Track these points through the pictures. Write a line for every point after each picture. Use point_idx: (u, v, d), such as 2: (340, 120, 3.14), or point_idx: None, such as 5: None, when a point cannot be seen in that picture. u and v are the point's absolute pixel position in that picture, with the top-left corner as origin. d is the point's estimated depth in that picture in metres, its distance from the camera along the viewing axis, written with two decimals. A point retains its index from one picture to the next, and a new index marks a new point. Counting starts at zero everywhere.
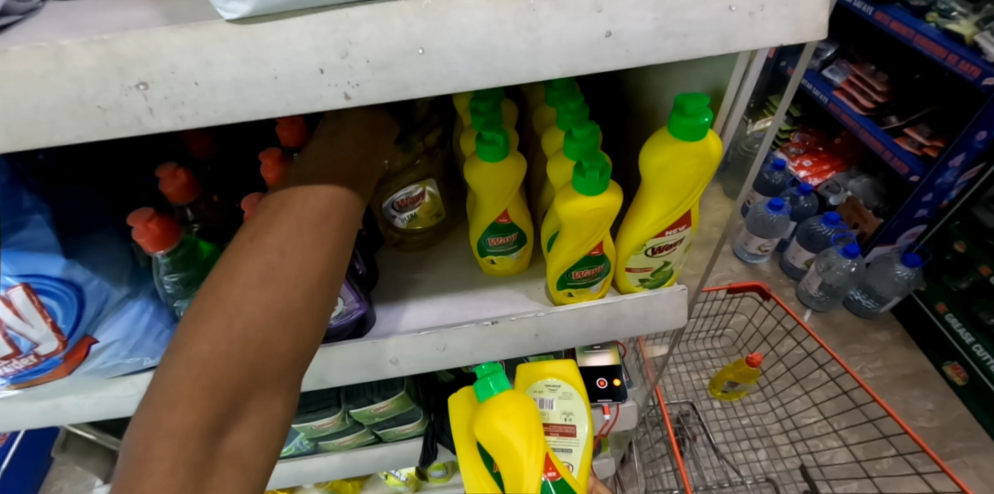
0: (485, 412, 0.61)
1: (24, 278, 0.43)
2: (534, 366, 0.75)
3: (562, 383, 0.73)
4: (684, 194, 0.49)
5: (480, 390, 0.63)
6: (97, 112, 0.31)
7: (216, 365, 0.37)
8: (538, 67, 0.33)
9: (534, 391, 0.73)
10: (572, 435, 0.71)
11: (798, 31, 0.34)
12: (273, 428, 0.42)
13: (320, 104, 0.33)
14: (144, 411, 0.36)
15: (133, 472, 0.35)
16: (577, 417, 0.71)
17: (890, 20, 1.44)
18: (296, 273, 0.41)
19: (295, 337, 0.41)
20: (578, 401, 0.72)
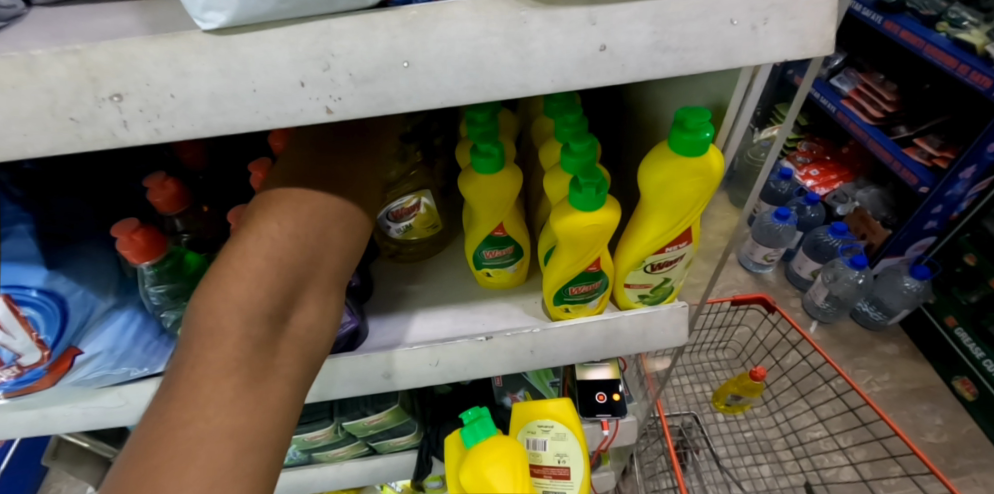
0: (470, 459, 0.64)
1: (5, 289, 0.42)
2: (533, 405, 0.75)
3: (556, 423, 0.74)
4: (684, 211, 0.48)
5: (468, 435, 0.66)
6: (69, 124, 0.30)
7: (269, 267, 0.39)
8: (528, 81, 0.32)
9: (527, 431, 0.74)
10: (565, 478, 0.73)
11: (803, 46, 0.32)
12: (320, 345, 0.43)
13: (301, 118, 0.32)
14: (200, 314, 0.38)
15: (191, 371, 0.36)
16: (571, 459, 0.73)
17: (900, 29, 1.42)
18: (337, 189, 0.44)
19: (337, 246, 0.43)
20: (571, 441, 0.74)
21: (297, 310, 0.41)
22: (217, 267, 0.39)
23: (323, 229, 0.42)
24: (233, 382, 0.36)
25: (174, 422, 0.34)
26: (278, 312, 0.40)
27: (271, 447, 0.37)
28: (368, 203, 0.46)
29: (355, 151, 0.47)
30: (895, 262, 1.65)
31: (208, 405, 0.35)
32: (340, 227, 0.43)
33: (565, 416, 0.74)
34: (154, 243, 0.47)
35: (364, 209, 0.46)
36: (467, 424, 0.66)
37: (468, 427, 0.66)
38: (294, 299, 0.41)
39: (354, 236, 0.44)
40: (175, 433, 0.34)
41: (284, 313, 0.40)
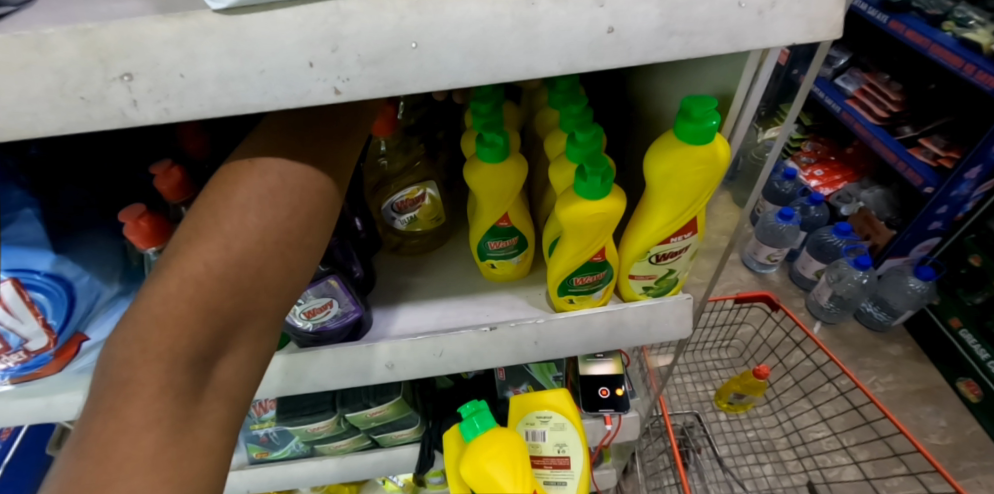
0: (470, 453, 0.64)
1: (14, 273, 0.43)
2: (531, 396, 0.75)
3: (554, 414, 0.74)
4: (689, 201, 0.48)
5: (466, 429, 0.65)
6: (80, 103, 0.30)
7: (192, 313, 0.36)
8: (534, 64, 0.32)
9: (526, 423, 0.74)
10: (565, 468, 0.73)
11: (809, 31, 0.32)
12: (251, 384, 0.41)
13: (309, 100, 0.32)
14: (120, 360, 0.35)
15: (108, 425, 0.34)
16: (571, 448, 0.73)
17: (905, 28, 1.42)
18: (276, 219, 0.39)
19: (273, 285, 0.39)
20: (570, 432, 0.74)
21: (226, 353, 0.38)
22: (142, 305, 0.36)
23: (258, 267, 0.38)
24: (153, 437, 0.34)
25: (89, 482, 0.32)
26: (205, 357, 0.37)
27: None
28: (317, 231, 0.41)
29: (305, 169, 0.41)
30: (899, 262, 1.65)
31: (126, 464, 0.33)
32: (280, 263, 0.39)
33: (563, 405, 0.74)
34: (161, 228, 0.48)
35: (311, 236, 0.41)
36: (465, 420, 0.65)
37: (465, 422, 0.65)
38: (225, 341, 0.38)
39: (295, 269, 0.40)
40: (91, 491, 0.32)
41: (213, 357, 0.37)
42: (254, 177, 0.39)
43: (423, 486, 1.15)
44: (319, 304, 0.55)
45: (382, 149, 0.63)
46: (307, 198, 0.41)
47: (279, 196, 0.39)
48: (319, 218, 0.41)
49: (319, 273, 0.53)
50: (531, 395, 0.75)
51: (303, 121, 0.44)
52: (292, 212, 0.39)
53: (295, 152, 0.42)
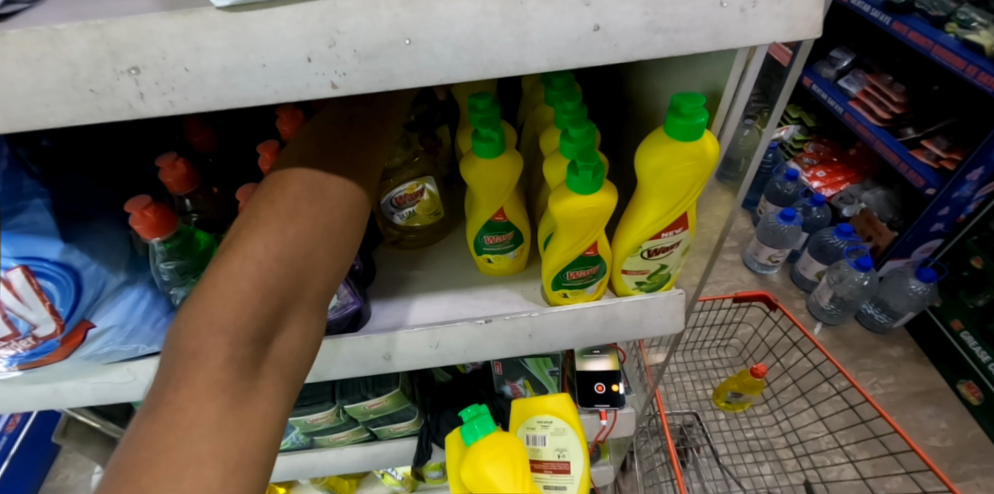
0: (471, 457, 0.65)
1: (23, 260, 0.44)
2: (532, 401, 0.77)
3: (555, 419, 0.76)
4: (679, 196, 0.49)
5: (467, 432, 0.67)
6: (89, 95, 0.32)
7: (254, 290, 0.38)
8: (524, 59, 0.33)
9: (527, 427, 0.76)
10: (566, 473, 0.74)
11: (791, 28, 0.34)
12: (301, 362, 0.42)
13: (308, 93, 0.33)
14: (185, 335, 0.37)
15: (175, 394, 0.35)
16: (571, 454, 0.74)
17: (908, 30, 1.42)
18: (325, 209, 0.43)
19: (323, 268, 0.42)
20: (571, 437, 0.75)
21: (282, 331, 0.41)
22: (204, 286, 0.39)
23: (308, 251, 0.41)
24: (218, 404, 0.36)
25: (157, 445, 0.33)
26: (263, 333, 0.39)
27: (255, 467, 0.36)
28: (356, 221, 0.46)
29: (345, 168, 0.46)
30: (901, 264, 1.65)
31: (193, 429, 0.34)
32: (326, 249, 0.43)
33: (563, 409, 0.76)
34: (166, 219, 0.49)
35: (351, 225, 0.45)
36: (466, 424, 0.67)
37: (467, 426, 0.67)
38: (279, 319, 0.40)
39: (339, 256, 0.44)
40: (160, 455, 0.33)
41: (268, 333, 0.40)
42: (302, 175, 0.44)
43: (421, 480, 1.17)
44: None
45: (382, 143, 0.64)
46: (349, 193, 0.45)
47: (327, 189, 0.44)
48: (358, 211, 0.46)
49: None
50: (532, 401, 0.77)
51: (336, 127, 0.49)
52: (338, 203, 0.44)
53: (336, 154, 0.46)
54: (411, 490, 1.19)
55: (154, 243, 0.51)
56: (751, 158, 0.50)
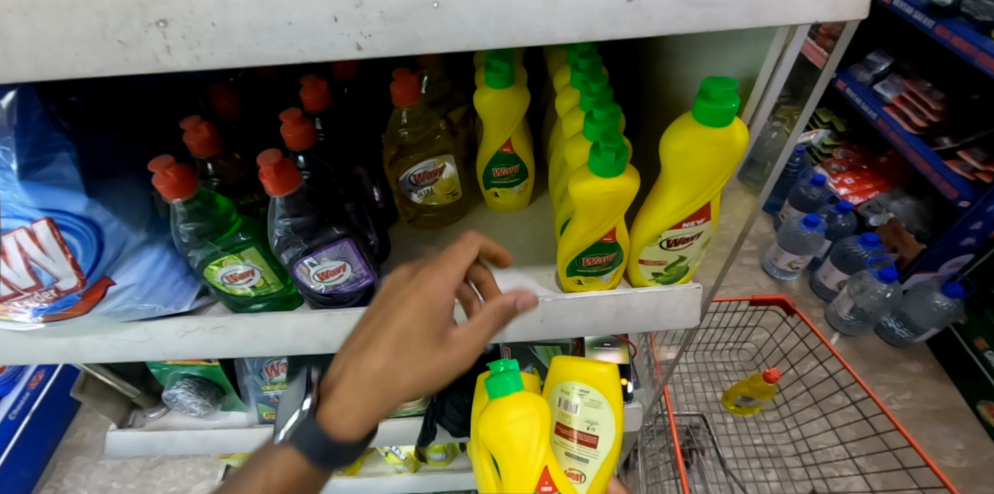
0: (497, 406, 0.65)
1: (48, 212, 0.46)
2: (574, 365, 0.73)
3: (590, 389, 0.72)
4: (703, 185, 0.48)
5: (495, 386, 0.66)
6: (117, 47, 0.32)
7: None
8: (552, 29, 0.32)
9: (561, 391, 0.74)
10: (591, 446, 0.72)
11: (836, 8, 0.32)
12: None
13: (333, 53, 0.33)
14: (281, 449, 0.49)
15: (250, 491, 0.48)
16: (601, 428, 0.72)
17: (952, 35, 1.36)
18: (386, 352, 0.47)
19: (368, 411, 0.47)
20: (605, 411, 0.72)
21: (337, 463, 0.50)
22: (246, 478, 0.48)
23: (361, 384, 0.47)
24: None
25: None
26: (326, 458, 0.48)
27: None
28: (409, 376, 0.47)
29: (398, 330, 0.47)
30: (927, 277, 1.61)
31: None
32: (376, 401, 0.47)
33: (602, 382, 0.72)
34: (186, 177, 0.49)
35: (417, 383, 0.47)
36: (496, 374, 0.66)
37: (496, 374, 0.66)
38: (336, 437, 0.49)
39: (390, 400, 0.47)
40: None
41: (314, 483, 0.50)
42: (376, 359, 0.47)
43: (424, 461, 1.22)
44: (332, 267, 0.56)
45: (402, 118, 0.63)
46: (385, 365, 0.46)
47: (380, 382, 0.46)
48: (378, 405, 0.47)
49: (334, 236, 0.55)
50: (574, 364, 0.73)
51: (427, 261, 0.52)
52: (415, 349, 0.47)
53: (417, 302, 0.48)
54: (413, 470, 1.21)
55: (174, 203, 0.52)
56: (777, 157, 0.48)
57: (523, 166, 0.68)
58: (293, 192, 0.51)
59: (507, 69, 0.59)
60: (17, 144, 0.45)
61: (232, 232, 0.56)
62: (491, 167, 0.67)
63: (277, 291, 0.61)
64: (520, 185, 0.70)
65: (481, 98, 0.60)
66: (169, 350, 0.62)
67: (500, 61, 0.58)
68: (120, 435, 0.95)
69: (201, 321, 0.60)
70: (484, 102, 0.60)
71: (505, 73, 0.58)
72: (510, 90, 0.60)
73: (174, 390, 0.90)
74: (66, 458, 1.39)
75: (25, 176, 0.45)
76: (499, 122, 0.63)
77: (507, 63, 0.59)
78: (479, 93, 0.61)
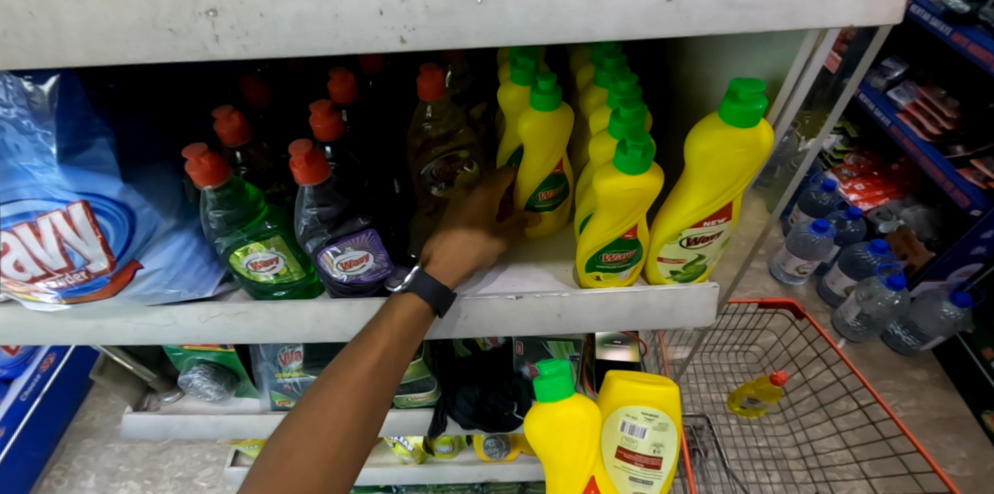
0: (544, 411, 0.72)
1: (84, 196, 0.47)
2: (643, 389, 0.75)
3: (659, 414, 0.75)
4: (727, 185, 0.48)
5: (545, 386, 0.70)
6: (167, 34, 0.33)
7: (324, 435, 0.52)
8: (593, 26, 0.34)
9: (627, 414, 0.76)
10: (656, 467, 0.75)
11: (870, 12, 0.34)
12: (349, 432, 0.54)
13: (376, 46, 0.35)
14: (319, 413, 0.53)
15: (304, 423, 0.53)
16: (666, 450, 0.75)
17: (969, 42, 1.34)
18: (376, 356, 0.55)
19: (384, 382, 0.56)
20: (670, 434, 0.75)
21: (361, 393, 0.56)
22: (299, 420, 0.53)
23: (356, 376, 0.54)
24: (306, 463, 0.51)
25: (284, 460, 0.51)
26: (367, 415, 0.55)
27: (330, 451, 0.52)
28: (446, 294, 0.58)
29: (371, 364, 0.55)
30: (935, 286, 1.61)
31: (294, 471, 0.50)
32: (360, 421, 0.55)
33: (668, 402, 0.75)
34: (219, 165, 0.51)
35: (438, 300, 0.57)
36: (547, 375, 0.70)
37: (546, 375, 0.70)
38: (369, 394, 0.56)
39: (373, 420, 0.56)
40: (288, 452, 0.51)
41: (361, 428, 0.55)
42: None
43: (431, 453, 1.23)
44: (356, 257, 0.57)
45: (427, 113, 0.64)
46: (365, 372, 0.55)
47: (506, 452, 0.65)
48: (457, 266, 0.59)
49: (358, 227, 0.56)
50: (635, 385, 0.76)
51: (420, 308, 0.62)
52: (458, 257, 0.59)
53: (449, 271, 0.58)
54: (420, 461, 1.23)
55: (204, 189, 0.53)
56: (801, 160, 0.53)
57: (565, 186, 0.67)
58: (321, 182, 0.52)
59: (554, 93, 0.56)
60: (58, 128, 0.46)
61: (259, 220, 0.57)
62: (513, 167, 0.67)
63: (299, 280, 0.62)
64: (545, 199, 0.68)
65: (524, 122, 0.58)
66: (191, 334, 0.63)
67: (546, 84, 0.56)
68: (135, 418, 0.96)
69: (223, 307, 0.61)
70: (525, 126, 0.58)
71: (553, 97, 0.56)
72: (556, 112, 0.58)
73: (190, 375, 0.91)
74: (75, 440, 1.41)
75: (65, 160, 0.46)
76: (543, 146, 0.61)
77: (553, 86, 0.56)
78: (504, 90, 0.61)
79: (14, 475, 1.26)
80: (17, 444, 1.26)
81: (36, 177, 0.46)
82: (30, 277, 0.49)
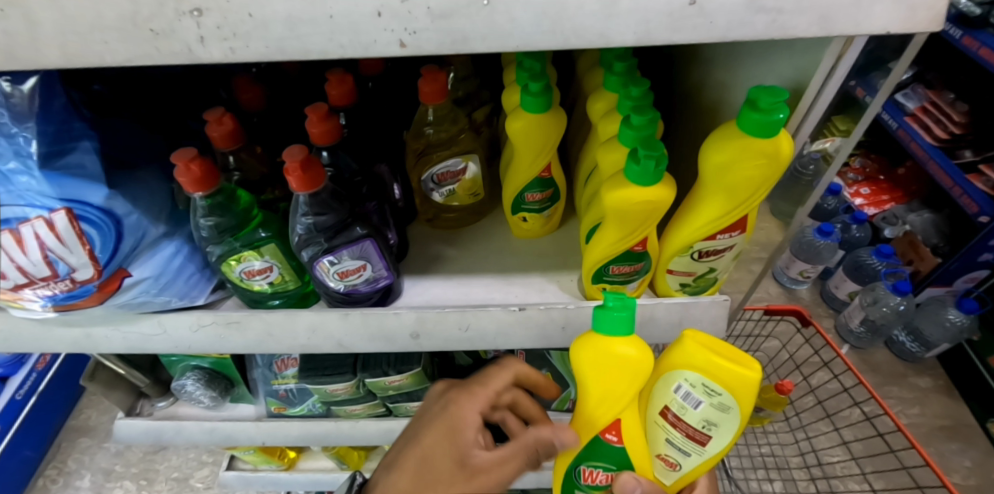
0: (592, 341, 0.54)
1: (67, 203, 0.45)
2: (719, 360, 0.54)
3: (724, 394, 0.55)
4: (743, 197, 0.46)
5: (600, 317, 0.52)
6: (148, 35, 0.31)
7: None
8: (609, 31, 0.32)
9: (685, 380, 0.57)
10: (699, 443, 0.60)
11: (908, 19, 0.32)
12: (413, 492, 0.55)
13: (374, 50, 0.32)
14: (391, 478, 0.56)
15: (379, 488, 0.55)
16: (717, 432, 0.58)
17: (979, 46, 1.31)
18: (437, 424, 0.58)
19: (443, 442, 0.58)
20: (731, 418, 0.57)
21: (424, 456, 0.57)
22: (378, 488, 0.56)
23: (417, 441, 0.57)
24: None
25: None
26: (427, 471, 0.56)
27: None
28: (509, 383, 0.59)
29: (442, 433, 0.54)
30: (941, 292, 1.58)
31: None
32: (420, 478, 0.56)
33: (742, 388, 0.54)
34: (210, 171, 0.48)
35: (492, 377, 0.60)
36: (608, 311, 0.51)
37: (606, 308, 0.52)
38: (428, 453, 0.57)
39: None
40: None
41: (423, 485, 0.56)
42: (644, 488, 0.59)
43: None
44: (353, 267, 0.55)
45: (429, 116, 0.62)
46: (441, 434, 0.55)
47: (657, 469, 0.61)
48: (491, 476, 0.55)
49: (355, 236, 0.54)
50: (710, 356, 0.54)
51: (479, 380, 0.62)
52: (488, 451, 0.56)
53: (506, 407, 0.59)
54: None
55: (194, 195, 0.51)
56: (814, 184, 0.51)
57: (556, 190, 0.65)
58: (316, 189, 0.49)
59: (547, 94, 0.55)
60: (38, 132, 0.44)
61: (252, 227, 0.55)
62: (522, 190, 0.63)
63: (294, 289, 0.60)
64: (550, 209, 0.66)
65: (514, 123, 0.57)
66: (182, 344, 0.61)
67: (537, 85, 0.54)
68: (127, 423, 0.94)
69: (215, 316, 0.59)
70: (515, 127, 0.57)
71: (545, 98, 0.55)
72: (548, 114, 0.57)
73: (183, 381, 0.89)
74: (70, 439, 1.39)
75: (47, 165, 0.44)
76: (532, 148, 0.60)
77: (546, 88, 0.55)
78: (511, 117, 0.57)
79: (9, 474, 1.24)
80: (15, 439, 1.25)
81: (15, 181, 0.43)
82: (14, 285, 0.46)
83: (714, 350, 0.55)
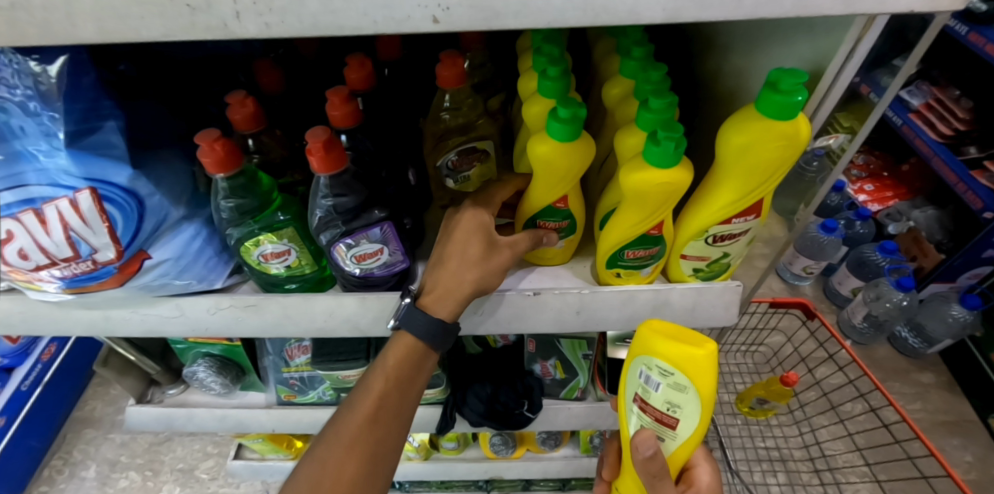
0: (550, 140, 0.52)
1: (91, 182, 0.45)
2: (668, 342, 0.53)
3: (676, 371, 0.53)
4: (760, 180, 0.47)
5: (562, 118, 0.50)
6: (185, 10, 0.31)
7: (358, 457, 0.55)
8: (638, 8, 0.33)
9: (641, 363, 0.56)
10: (672, 426, 0.58)
11: None
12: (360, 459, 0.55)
13: (407, 26, 0.33)
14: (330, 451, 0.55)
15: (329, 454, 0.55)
16: (685, 412, 0.56)
17: (986, 42, 1.31)
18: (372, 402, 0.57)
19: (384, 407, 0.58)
20: (691, 398, 0.54)
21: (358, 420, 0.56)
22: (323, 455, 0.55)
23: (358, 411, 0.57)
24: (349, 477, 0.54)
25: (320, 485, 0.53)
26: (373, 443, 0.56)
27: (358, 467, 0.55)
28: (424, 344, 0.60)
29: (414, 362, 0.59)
30: (944, 288, 1.59)
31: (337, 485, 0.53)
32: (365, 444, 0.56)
33: (700, 368, 0.52)
34: (233, 153, 0.49)
35: (402, 366, 0.58)
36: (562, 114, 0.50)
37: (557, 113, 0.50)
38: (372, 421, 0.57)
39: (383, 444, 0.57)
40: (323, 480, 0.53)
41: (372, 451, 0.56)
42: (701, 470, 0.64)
43: (436, 450, 1.22)
44: (371, 250, 0.55)
45: (445, 102, 0.62)
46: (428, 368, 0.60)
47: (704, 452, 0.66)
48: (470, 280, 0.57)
49: (375, 218, 0.54)
50: (667, 342, 0.53)
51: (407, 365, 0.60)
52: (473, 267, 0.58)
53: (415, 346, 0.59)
54: (424, 458, 1.21)
55: (216, 177, 0.51)
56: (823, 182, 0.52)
57: (573, 221, 0.60)
58: (337, 171, 0.50)
59: (564, 79, 0.52)
60: (66, 111, 0.44)
61: (272, 210, 0.56)
62: (537, 217, 0.59)
63: (311, 273, 0.60)
64: (566, 239, 0.61)
65: (530, 108, 0.54)
66: (199, 327, 0.61)
67: (556, 69, 0.52)
68: (138, 410, 0.95)
69: (233, 299, 0.59)
70: (532, 113, 0.54)
71: (562, 82, 0.52)
72: (566, 102, 0.54)
73: (195, 368, 0.90)
74: (76, 430, 1.40)
75: (73, 144, 0.44)
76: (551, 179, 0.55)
77: (563, 72, 0.53)
78: (527, 103, 0.54)
79: (14, 464, 1.25)
80: (20, 430, 1.26)
81: (42, 161, 0.44)
82: (36, 265, 0.47)
83: (671, 335, 0.54)
